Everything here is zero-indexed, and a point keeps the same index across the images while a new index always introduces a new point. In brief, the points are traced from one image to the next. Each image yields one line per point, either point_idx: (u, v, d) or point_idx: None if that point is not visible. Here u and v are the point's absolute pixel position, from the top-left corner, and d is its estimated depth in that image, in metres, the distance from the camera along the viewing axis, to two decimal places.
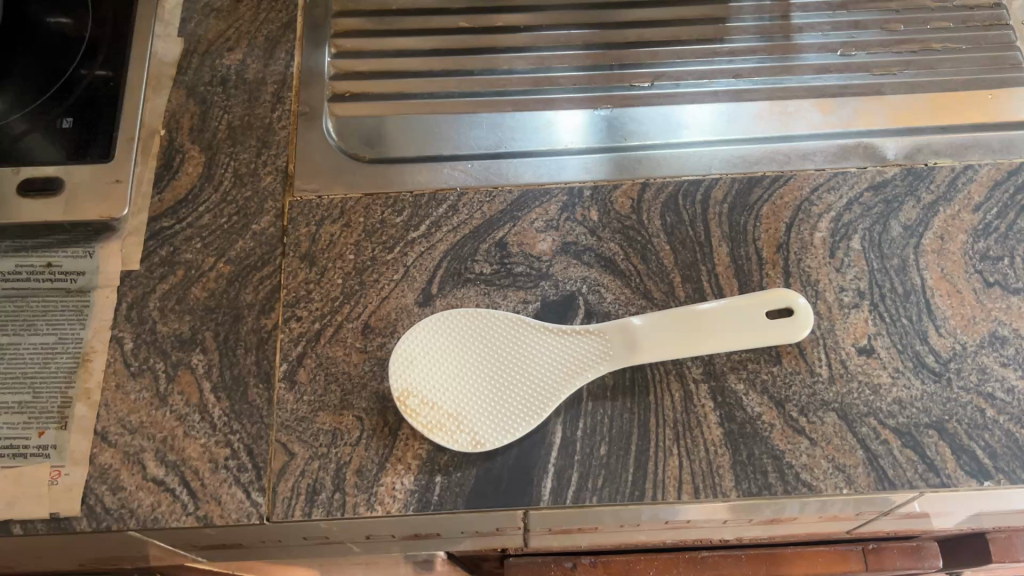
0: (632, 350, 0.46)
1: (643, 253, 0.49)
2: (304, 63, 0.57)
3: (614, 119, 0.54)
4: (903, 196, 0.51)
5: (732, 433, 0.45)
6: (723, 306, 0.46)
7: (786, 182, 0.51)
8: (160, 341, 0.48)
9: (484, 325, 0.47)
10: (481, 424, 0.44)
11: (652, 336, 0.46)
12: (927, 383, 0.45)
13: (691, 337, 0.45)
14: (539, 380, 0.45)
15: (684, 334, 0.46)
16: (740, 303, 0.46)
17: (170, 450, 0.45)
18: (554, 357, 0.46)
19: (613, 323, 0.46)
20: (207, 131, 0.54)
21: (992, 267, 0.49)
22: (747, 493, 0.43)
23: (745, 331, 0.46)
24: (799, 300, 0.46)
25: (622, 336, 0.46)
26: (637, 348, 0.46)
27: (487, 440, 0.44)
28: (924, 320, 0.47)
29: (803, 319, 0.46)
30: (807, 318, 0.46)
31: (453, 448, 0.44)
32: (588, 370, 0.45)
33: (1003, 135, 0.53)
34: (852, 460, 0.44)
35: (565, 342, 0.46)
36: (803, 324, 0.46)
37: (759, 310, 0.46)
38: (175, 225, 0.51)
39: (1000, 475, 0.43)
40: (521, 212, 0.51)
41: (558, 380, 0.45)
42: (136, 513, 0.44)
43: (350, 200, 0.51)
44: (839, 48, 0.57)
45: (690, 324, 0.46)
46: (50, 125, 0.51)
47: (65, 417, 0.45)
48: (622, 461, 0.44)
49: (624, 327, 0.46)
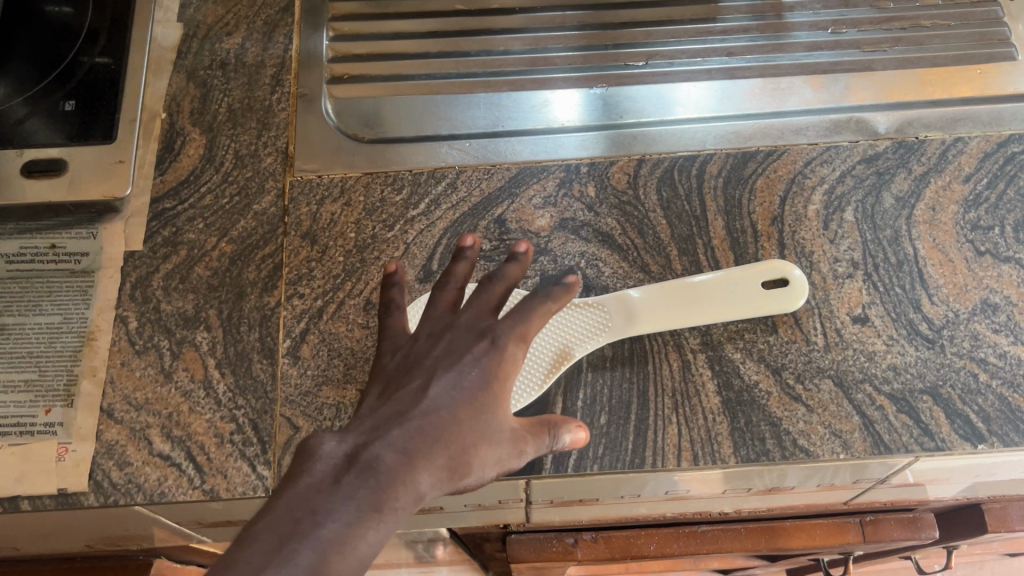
0: (632, 323, 0.46)
1: (640, 227, 0.50)
2: (303, 46, 0.57)
3: (609, 98, 0.55)
4: (894, 168, 0.52)
5: (730, 401, 0.45)
6: (721, 278, 0.47)
7: (780, 156, 0.52)
8: (165, 320, 0.48)
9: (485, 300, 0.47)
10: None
11: (651, 307, 0.47)
12: (920, 349, 0.46)
13: (689, 308, 0.46)
14: (539, 353, 0.46)
15: (682, 305, 0.46)
16: (737, 275, 0.47)
17: (175, 426, 0.45)
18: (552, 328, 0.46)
19: (613, 295, 0.47)
20: (207, 114, 0.54)
21: (984, 236, 0.49)
22: (745, 459, 0.44)
23: (744, 302, 0.46)
24: (794, 270, 0.47)
25: (622, 309, 0.47)
26: (636, 321, 0.46)
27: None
28: (918, 289, 0.48)
29: (800, 288, 0.47)
30: (803, 287, 0.47)
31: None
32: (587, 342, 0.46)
33: (992, 109, 0.54)
34: (848, 426, 0.45)
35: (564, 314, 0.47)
36: (799, 293, 0.47)
37: (757, 281, 0.47)
38: (177, 206, 0.51)
39: (993, 439, 0.44)
40: (519, 188, 0.52)
41: (557, 352, 0.46)
42: (143, 488, 0.44)
43: (351, 180, 0.52)
44: (829, 26, 0.57)
45: (688, 295, 0.47)
46: (52, 108, 0.51)
47: (72, 395, 0.46)
48: (621, 429, 0.45)
49: (623, 300, 0.47)
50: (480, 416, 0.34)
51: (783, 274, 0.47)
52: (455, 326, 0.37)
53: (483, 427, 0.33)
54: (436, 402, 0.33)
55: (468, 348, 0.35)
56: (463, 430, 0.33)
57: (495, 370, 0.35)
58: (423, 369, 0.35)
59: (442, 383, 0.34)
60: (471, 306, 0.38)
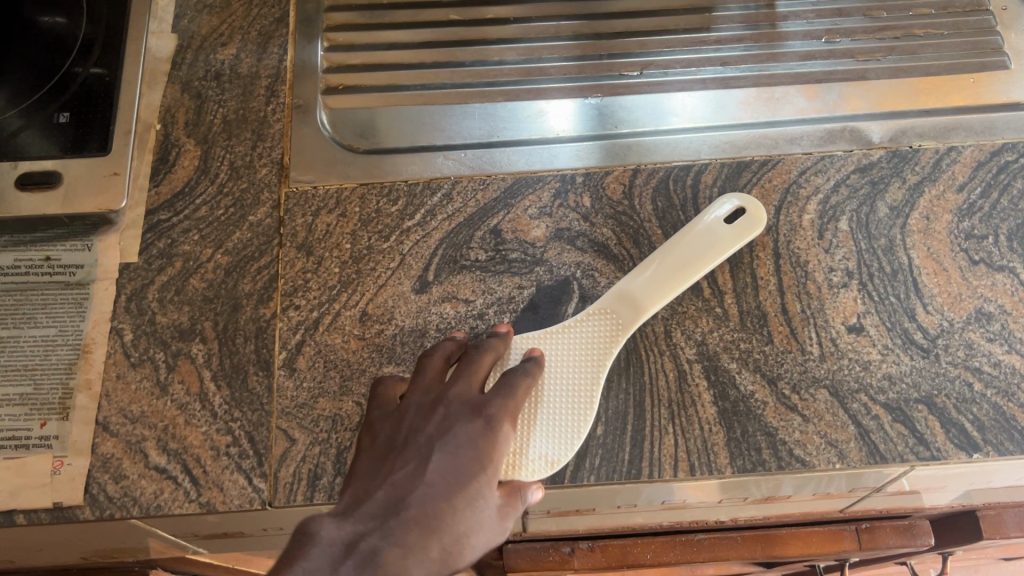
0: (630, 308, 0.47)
1: (635, 237, 0.50)
2: (298, 56, 0.57)
3: (604, 108, 0.55)
4: (889, 177, 0.52)
5: (726, 411, 0.45)
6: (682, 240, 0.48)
7: (775, 165, 0.52)
8: (160, 332, 0.48)
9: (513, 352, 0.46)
10: (545, 442, 0.43)
11: (649, 288, 0.47)
12: (916, 359, 0.46)
13: (668, 272, 0.47)
14: (577, 377, 0.45)
15: (663, 276, 0.47)
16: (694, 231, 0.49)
17: (171, 438, 0.45)
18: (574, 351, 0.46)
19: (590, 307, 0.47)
20: (202, 125, 0.54)
21: (978, 245, 0.50)
22: (741, 469, 0.44)
23: (710, 247, 0.48)
24: (752, 203, 0.49)
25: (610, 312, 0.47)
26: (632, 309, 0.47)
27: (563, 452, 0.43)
28: (912, 298, 0.48)
29: (760, 216, 0.49)
30: (761, 208, 0.49)
31: (532, 480, 0.43)
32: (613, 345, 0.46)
33: (985, 118, 0.54)
34: (843, 436, 0.45)
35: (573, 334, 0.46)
36: (757, 214, 0.49)
37: (710, 225, 0.49)
38: (172, 218, 0.51)
39: (988, 448, 0.44)
40: (514, 199, 0.52)
41: (589, 370, 0.45)
42: (139, 501, 0.44)
43: (346, 191, 0.52)
44: (823, 35, 0.58)
45: (659, 266, 0.48)
46: (46, 121, 0.51)
47: (67, 408, 0.46)
48: (618, 440, 0.45)
49: (619, 295, 0.47)
50: (474, 498, 0.38)
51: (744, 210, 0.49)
52: (445, 403, 0.41)
53: (478, 513, 0.38)
54: (429, 492, 0.37)
55: (461, 430, 0.40)
56: (455, 520, 0.36)
57: (487, 452, 0.39)
58: (416, 456, 0.39)
59: (437, 466, 0.38)
60: (462, 380, 0.42)
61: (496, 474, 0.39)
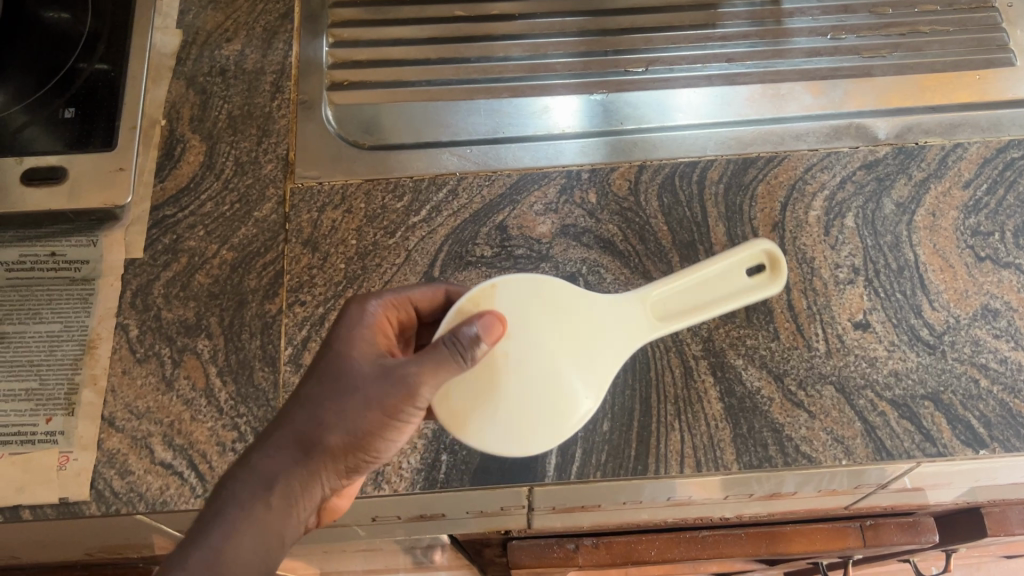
0: (630, 326, 0.44)
1: (641, 234, 0.50)
2: (303, 52, 0.57)
3: (609, 104, 0.55)
4: (895, 174, 0.52)
5: (732, 407, 0.45)
6: (703, 273, 0.44)
7: (780, 162, 0.52)
8: (165, 327, 0.48)
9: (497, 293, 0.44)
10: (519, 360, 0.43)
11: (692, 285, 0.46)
12: (922, 355, 0.46)
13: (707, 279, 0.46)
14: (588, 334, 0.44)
15: (675, 305, 0.44)
16: (715, 264, 0.44)
17: (177, 434, 0.45)
18: (550, 346, 0.43)
19: (576, 298, 0.44)
20: (207, 120, 0.54)
21: (984, 242, 0.50)
22: (748, 465, 0.44)
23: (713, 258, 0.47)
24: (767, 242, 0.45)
25: (600, 322, 0.44)
26: (628, 332, 0.44)
27: (522, 450, 0.42)
28: (918, 294, 0.48)
29: (779, 264, 0.45)
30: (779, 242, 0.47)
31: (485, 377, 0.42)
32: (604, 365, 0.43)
33: (991, 115, 0.54)
34: (850, 432, 0.45)
35: (568, 325, 0.44)
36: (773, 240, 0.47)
37: (738, 271, 0.45)
38: (178, 213, 0.51)
39: (994, 444, 0.44)
40: (520, 195, 0.52)
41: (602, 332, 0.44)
42: (144, 496, 0.44)
43: (351, 187, 0.52)
44: (828, 32, 0.57)
45: (670, 295, 0.45)
46: (51, 116, 0.51)
47: (73, 403, 0.46)
48: (624, 436, 0.45)
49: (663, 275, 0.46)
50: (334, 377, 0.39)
51: (765, 254, 0.45)
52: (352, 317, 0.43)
53: (339, 389, 0.38)
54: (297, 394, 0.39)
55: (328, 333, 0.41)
56: (314, 404, 0.38)
57: (343, 338, 0.40)
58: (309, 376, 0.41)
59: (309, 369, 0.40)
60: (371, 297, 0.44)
61: (359, 348, 0.40)
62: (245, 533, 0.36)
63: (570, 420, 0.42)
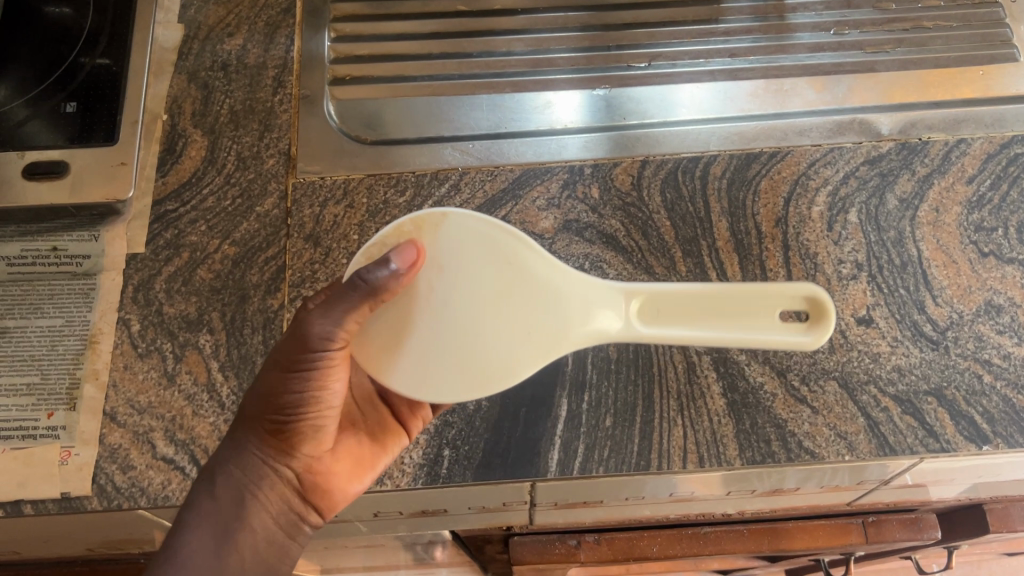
0: (586, 303, 0.42)
1: (643, 229, 0.50)
2: (305, 47, 0.57)
3: (612, 99, 0.55)
4: (898, 169, 0.52)
5: (735, 402, 0.45)
6: (732, 293, 0.41)
7: (784, 157, 0.52)
8: (167, 323, 0.48)
9: (447, 223, 0.43)
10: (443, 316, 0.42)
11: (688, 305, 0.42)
12: (925, 351, 0.46)
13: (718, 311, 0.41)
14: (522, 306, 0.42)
15: (679, 312, 0.42)
16: (750, 294, 0.41)
17: (179, 429, 0.45)
18: (489, 301, 0.42)
19: (539, 263, 0.43)
20: (209, 115, 0.54)
21: (987, 237, 0.50)
22: (751, 461, 0.44)
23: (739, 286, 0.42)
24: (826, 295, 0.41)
25: (553, 292, 0.43)
26: (582, 312, 0.42)
27: (427, 395, 0.41)
28: (922, 290, 0.48)
29: (828, 318, 0.40)
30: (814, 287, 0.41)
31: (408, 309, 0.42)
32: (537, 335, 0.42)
33: (994, 110, 0.54)
34: (853, 428, 0.45)
35: (505, 284, 0.43)
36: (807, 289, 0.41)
37: (777, 313, 0.41)
38: (179, 208, 0.51)
39: (998, 440, 0.44)
40: (522, 190, 0.51)
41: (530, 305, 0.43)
42: (146, 491, 0.44)
43: (353, 181, 0.52)
44: (832, 27, 0.57)
45: (678, 299, 0.42)
46: (52, 111, 0.51)
47: (74, 398, 0.46)
48: (627, 432, 0.45)
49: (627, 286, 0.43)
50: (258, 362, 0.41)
51: (811, 300, 0.41)
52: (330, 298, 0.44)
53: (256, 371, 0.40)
54: None
55: None
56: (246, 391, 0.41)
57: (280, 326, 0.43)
58: None
59: None
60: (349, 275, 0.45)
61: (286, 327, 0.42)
62: (191, 532, 0.39)
63: (480, 386, 0.42)
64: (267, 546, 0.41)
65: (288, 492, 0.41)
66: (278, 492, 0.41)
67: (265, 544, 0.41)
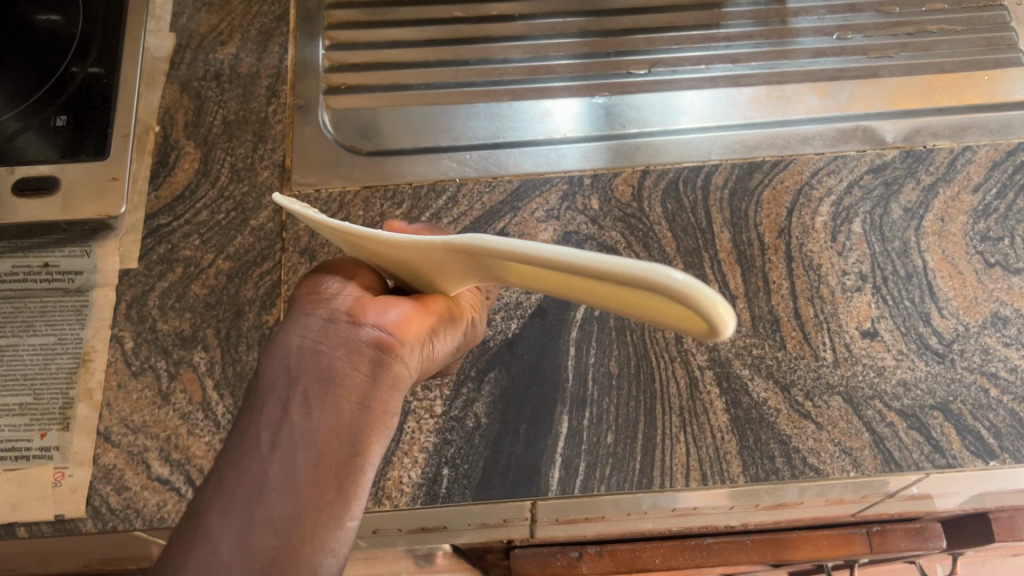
0: (432, 258, 0.29)
1: (645, 241, 0.49)
2: (299, 55, 0.56)
3: (612, 107, 0.54)
4: (902, 178, 0.51)
5: (738, 418, 0.45)
6: (554, 260, 0.22)
7: (786, 166, 0.51)
8: (161, 340, 0.47)
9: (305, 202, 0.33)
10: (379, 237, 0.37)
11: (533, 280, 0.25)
12: (931, 364, 0.46)
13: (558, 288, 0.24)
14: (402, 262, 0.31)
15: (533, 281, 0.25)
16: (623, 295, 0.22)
17: (174, 449, 0.45)
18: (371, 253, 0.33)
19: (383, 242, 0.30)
20: (202, 126, 0.53)
21: (993, 247, 0.49)
22: (754, 478, 0.43)
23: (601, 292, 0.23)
24: (721, 312, 0.20)
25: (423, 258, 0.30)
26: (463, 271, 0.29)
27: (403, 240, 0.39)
28: (927, 302, 0.47)
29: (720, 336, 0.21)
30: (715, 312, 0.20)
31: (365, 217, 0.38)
32: (407, 268, 0.32)
33: (1000, 117, 0.53)
34: (857, 443, 0.44)
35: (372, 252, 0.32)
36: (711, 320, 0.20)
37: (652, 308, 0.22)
38: (173, 222, 0.50)
39: (1004, 455, 0.44)
40: (521, 201, 0.51)
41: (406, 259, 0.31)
42: (141, 513, 0.43)
43: (349, 193, 0.51)
44: (834, 32, 0.56)
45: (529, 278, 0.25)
46: (43, 124, 0.50)
47: (67, 418, 0.45)
48: (629, 449, 0.44)
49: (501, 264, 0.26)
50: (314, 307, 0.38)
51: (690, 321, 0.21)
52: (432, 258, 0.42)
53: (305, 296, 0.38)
54: None
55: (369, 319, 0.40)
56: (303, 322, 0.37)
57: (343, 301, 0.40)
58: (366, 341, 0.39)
59: None
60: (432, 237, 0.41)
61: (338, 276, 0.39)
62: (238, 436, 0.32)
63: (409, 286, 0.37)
64: (339, 398, 0.32)
65: (344, 330, 0.33)
66: (331, 334, 0.33)
67: (335, 398, 0.32)
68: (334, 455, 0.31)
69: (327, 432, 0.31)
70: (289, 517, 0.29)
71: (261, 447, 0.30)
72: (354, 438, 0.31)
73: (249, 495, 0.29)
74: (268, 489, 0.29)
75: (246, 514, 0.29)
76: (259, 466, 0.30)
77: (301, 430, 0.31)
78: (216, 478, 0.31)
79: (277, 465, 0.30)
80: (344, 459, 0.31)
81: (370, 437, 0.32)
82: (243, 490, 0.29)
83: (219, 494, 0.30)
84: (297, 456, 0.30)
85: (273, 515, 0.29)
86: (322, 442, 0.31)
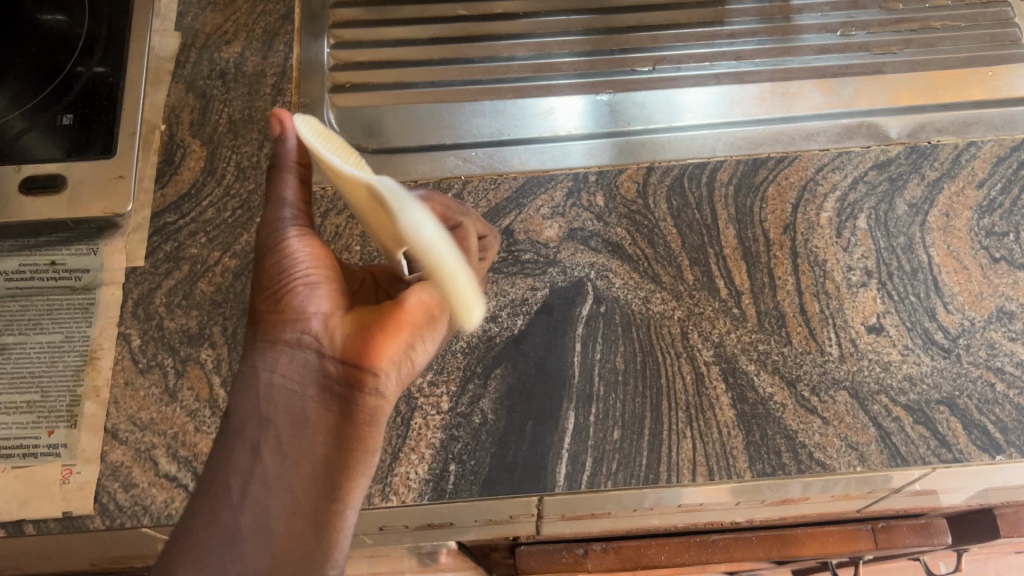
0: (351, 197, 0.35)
1: (651, 237, 0.49)
2: (304, 54, 0.56)
3: (616, 104, 0.54)
4: (907, 174, 0.51)
5: (744, 414, 0.45)
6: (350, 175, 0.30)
7: (791, 162, 0.51)
8: (168, 337, 0.47)
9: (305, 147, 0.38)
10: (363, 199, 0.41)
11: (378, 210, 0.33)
12: (937, 359, 0.46)
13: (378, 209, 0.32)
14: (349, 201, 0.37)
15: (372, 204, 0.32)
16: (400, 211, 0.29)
17: (181, 446, 0.45)
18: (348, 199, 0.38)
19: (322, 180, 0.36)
20: (207, 125, 0.53)
21: (998, 242, 0.49)
22: (761, 474, 0.43)
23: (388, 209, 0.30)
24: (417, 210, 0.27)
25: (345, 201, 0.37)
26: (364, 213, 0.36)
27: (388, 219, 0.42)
28: (933, 297, 0.47)
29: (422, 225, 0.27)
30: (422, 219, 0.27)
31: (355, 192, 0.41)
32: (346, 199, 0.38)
33: (1004, 112, 0.53)
34: (864, 438, 0.44)
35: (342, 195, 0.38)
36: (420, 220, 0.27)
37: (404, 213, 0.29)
38: (179, 220, 0.50)
39: (1011, 449, 0.44)
40: (526, 199, 0.51)
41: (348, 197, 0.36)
42: (149, 510, 0.43)
43: None
44: (838, 28, 0.57)
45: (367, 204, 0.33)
46: (49, 123, 0.50)
47: (75, 416, 0.45)
48: (635, 444, 0.44)
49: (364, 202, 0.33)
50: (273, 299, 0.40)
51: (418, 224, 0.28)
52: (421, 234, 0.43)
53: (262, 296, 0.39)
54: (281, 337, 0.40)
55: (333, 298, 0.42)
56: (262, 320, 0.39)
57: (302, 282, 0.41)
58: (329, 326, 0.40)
59: None
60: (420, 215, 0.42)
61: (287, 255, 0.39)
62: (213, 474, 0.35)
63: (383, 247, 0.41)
64: (308, 441, 0.35)
65: (310, 366, 0.36)
66: (304, 370, 0.36)
67: (308, 442, 0.35)
68: (305, 501, 0.34)
69: (298, 482, 0.34)
70: (264, 569, 0.33)
71: (234, 494, 0.34)
72: (327, 483, 0.35)
73: (223, 546, 0.33)
74: (241, 540, 0.33)
75: (220, 567, 0.33)
76: (232, 516, 0.34)
77: (274, 479, 0.34)
78: (191, 522, 0.34)
79: (251, 515, 0.34)
80: (314, 504, 0.34)
81: (343, 479, 0.35)
82: (218, 541, 0.33)
83: (194, 545, 0.34)
84: (272, 506, 0.34)
85: (247, 566, 0.33)
86: (294, 489, 0.34)
